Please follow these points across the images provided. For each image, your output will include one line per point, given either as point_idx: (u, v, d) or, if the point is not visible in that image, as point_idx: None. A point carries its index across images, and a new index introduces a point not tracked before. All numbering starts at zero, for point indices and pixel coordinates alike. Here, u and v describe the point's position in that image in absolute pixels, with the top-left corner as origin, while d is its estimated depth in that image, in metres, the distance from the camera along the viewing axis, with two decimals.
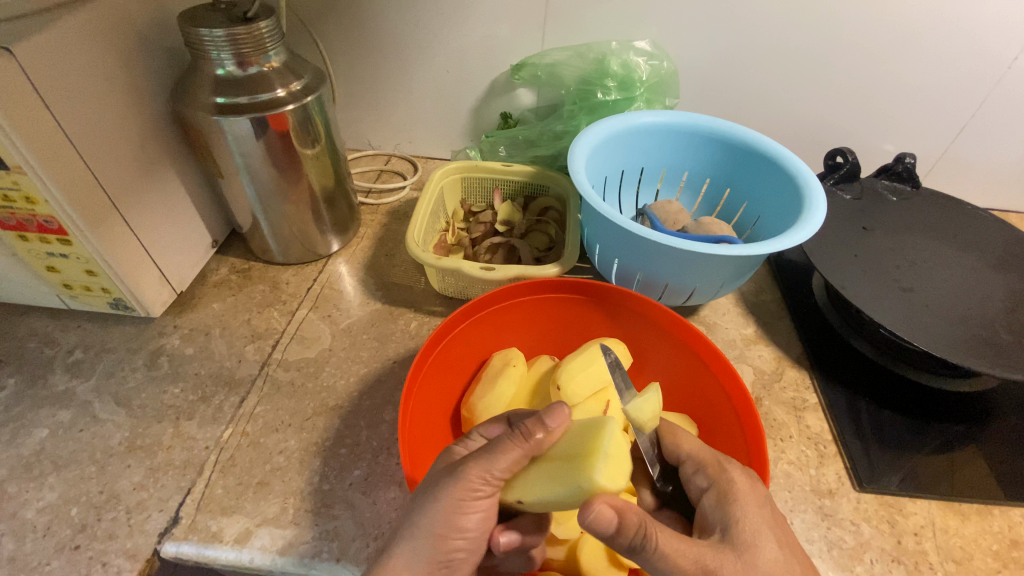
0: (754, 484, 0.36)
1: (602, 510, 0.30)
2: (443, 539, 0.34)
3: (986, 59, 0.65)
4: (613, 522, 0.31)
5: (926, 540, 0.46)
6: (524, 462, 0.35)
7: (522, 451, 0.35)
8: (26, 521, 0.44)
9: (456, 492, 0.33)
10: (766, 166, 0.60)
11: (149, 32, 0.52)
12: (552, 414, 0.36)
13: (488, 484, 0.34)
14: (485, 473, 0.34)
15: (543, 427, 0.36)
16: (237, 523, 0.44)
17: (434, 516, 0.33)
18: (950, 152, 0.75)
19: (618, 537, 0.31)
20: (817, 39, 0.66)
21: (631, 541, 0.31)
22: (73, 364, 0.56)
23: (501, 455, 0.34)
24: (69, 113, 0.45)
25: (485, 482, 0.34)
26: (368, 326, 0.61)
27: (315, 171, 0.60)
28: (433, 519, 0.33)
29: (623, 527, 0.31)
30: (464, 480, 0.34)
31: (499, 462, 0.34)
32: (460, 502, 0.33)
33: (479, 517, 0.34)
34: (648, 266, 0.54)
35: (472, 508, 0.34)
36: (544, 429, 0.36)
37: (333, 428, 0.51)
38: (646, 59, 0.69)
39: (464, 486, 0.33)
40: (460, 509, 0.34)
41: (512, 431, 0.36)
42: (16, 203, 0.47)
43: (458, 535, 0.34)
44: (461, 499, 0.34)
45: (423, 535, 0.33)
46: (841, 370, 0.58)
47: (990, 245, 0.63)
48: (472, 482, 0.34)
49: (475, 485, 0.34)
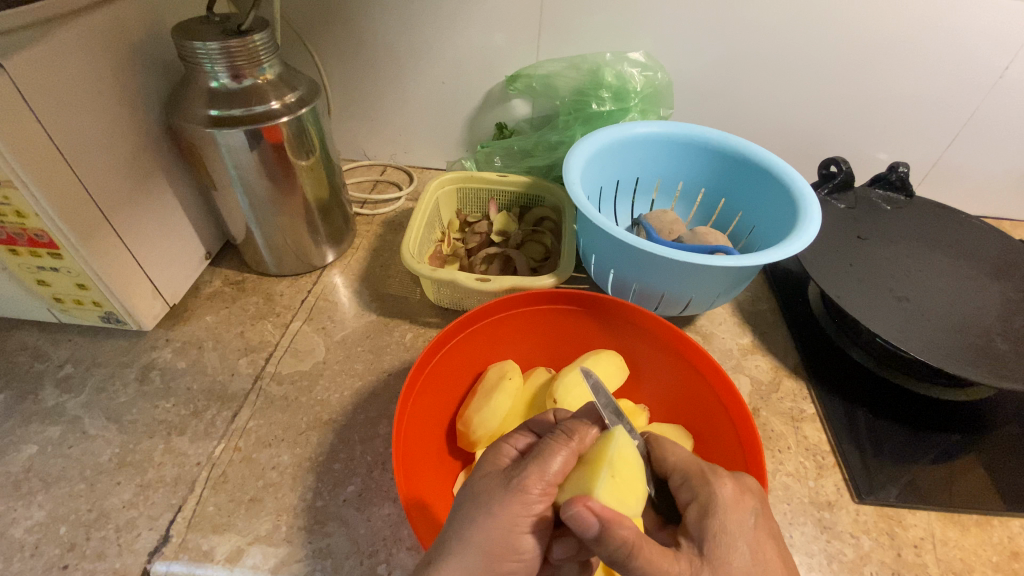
0: (742, 496, 0.34)
1: (583, 511, 0.30)
2: (498, 559, 0.32)
3: (976, 69, 0.65)
4: (595, 527, 0.30)
5: (926, 552, 0.46)
6: (571, 463, 0.36)
7: (569, 450, 0.36)
8: (14, 541, 0.43)
9: (512, 506, 0.33)
10: (762, 176, 0.60)
11: (142, 44, 0.51)
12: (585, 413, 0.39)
13: (544, 493, 0.34)
14: (538, 481, 0.34)
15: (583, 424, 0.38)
16: (228, 541, 0.43)
17: (489, 532, 0.32)
18: (942, 161, 0.75)
19: (599, 546, 0.31)
20: (808, 51, 0.67)
21: (613, 552, 0.31)
22: (63, 379, 0.55)
23: (552, 458, 0.35)
24: (61, 127, 0.45)
25: (541, 491, 0.34)
26: (362, 338, 0.60)
27: (309, 183, 0.60)
28: (487, 536, 0.32)
29: (605, 535, 0.30)
30: (520, 494, 0.33)
31: (551, 465, 0.35)
32: (516, 518, 0.33)
33: (534, 537, 0.34)
34: (644, 276, 0.54)
35: (528, 525, 0.33)
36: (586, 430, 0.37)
37: (327, 443, 0.50)
38: (640, 70, 0.69)
39: (521, 500, 0.33)
40: (516, 524, 0.33)
41: (555, 433, 0.37)
42: (6, 217, 0.46)
43: (514, 555, 0.33)
44: (517, 513, 0.33)
45: (475, 553, 0.32)
46: (839, 382, 0.58)
47: (984, 254, 0.64)
48: (527, 494, 0.34)
49: (531, 499, 0.34)
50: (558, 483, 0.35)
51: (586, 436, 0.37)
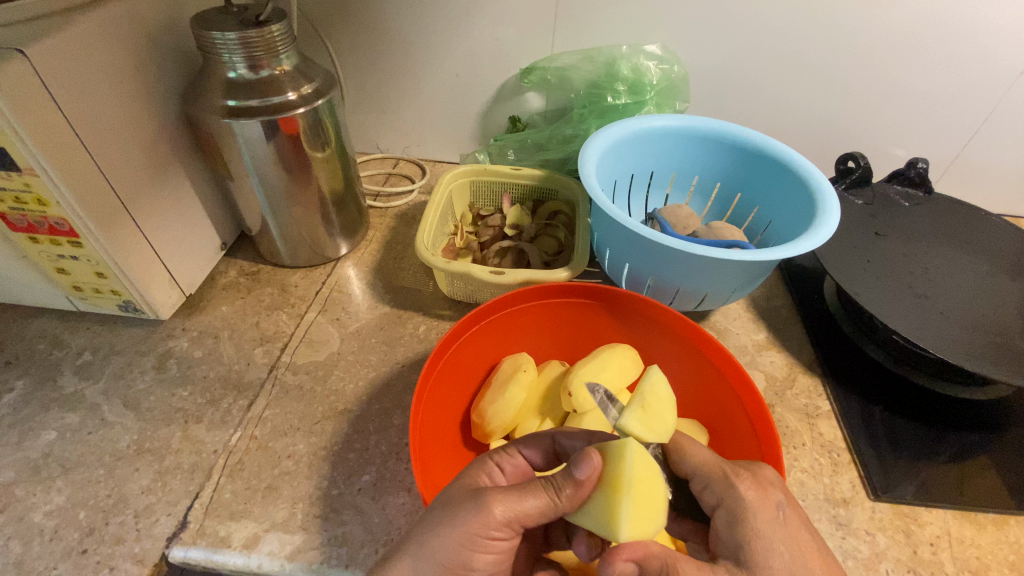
0: (767, 493, 0.34)
1: (620, 569, 0.31)
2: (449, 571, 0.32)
3: (998, 64, 0.64)
4: (630, 571, 0.32)
5: (943, 550, 0.46)
6: (546, 512, 0.34)
7: (548, 499, 0.34)
8: (34, 525, 0.44)
9: (474, 524, 0.32)
10: (779, 171, 0.60)
11: (161, 34, 0.52)
12: (580, 464, 0.34)
13: (506, 526, 0.33)
14: (507, 510, 0.33)
15: (573, 479, 0.34)
16: (245, 528, 0.44)
17: (444, 541, 0.32)
18: (962, 157, 0.74)
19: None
20: (826, 44, 0.66)
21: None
22: (82, 366, 0.56)
23: (528, 497, 0.34)
24: (81, 115, 0.45)
25: (506, 522, 0.33)
26: (376, 329, 0.60)
27: (324, 174, 0.60)
28: (443, 547, 0.32)
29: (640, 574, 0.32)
30: (485, 516, 0.33)
31: (527, 500, 0.34)
32: (473, 537, 0.32)
33: (489, 559, 0.33)
34: (660, 270, 0.54)
35: (485, 547, 0.33)
36: (573, 485, 0.34)
37: (342, 433, 0.50)
38: (656, 63, 0.69)
39: (483, 521, 0.32)
40: (472, 543, 0.32)
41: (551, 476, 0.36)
42: (27, 205, 0.47)
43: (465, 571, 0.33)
44: (476, 533, 0.32)
45: (427, 558, 0.32)
46: (855, 379, 0.57)
47: (1004, 252, 0.63)
48: (490, 517, 0.33)
49: (493, 525, 0.33)
50: (525, 522, 0.34)
51: (576, 494, 0.34)
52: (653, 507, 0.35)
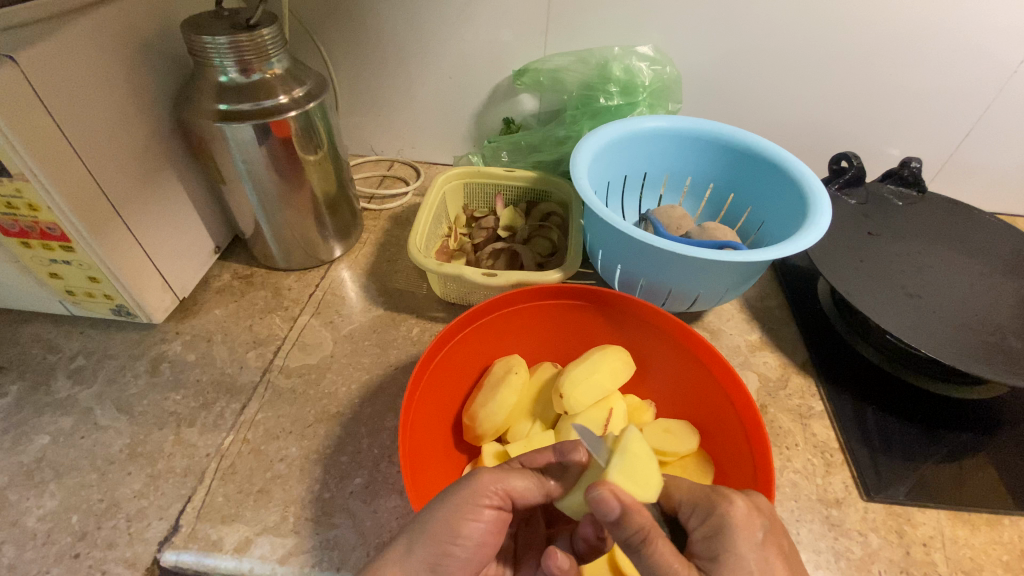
0: (752, 514, 0.34)
1: (607, 494, 0.31)
2: (438, 539, 0.33)
3: (989, 64, 0.64)
4: (616, 510, 0.31)
5: (936, 550, 0.46)
6: (536, 492, 0.36)
7: (537, 481, 0.37)
8: (27, 529, 0.44)
9: (466, 492, 0.34)
10: (771, 171, 0.60)
11: (153, 39, 0.52)
12: (568, 449, 0.37)
13: (497, 497, 0.35)
14: (497, 483, 0.35)
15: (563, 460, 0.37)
16: (237, 532, 0.44)
17: (438, 509, 0.34)
18: (956, 156, 0.74)
19: (619, 528, 0.32)
20: (818, 46, 0.66)
21: (629, 538, 0.31)
22: (75, 370, 0.56)
23: (517, 475, 0.36)
24: (72, 120, 0.45)
25: (497, 494, 0.35)
26: (369, 332, 0.60)
27: (316, 177, 0.60)
28: (434, 512, 0.33)
29: (626, 519, 0.31)
30: (477, 484, 0.35)
31: (515, 476, 0.36)
32: (466, 504, 0.34)
33: (478, 528, 0.34)
34: (651, 271, 0.54)
35: (476, 515, 0.34)
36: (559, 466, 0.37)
37: (334, 436, 0.50)
38: (648, 65, 0.69)
39: (475, 489, 0.34)
40: (463, 511, 0.34)
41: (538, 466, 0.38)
42: (19, 210, 0.47)
43: (452, 539, 0.33)
44: (468, 501, 0.34)
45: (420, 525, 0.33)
46: (849, 379, 0.57)
47: (998, 251, 0.63)
48: (481, 487, 0.35)
49: (485, 493, 0.35)
50: (515, 497, 0.36)
51: (567, 474, 0.37)
52: (647, 484, 0.34)
